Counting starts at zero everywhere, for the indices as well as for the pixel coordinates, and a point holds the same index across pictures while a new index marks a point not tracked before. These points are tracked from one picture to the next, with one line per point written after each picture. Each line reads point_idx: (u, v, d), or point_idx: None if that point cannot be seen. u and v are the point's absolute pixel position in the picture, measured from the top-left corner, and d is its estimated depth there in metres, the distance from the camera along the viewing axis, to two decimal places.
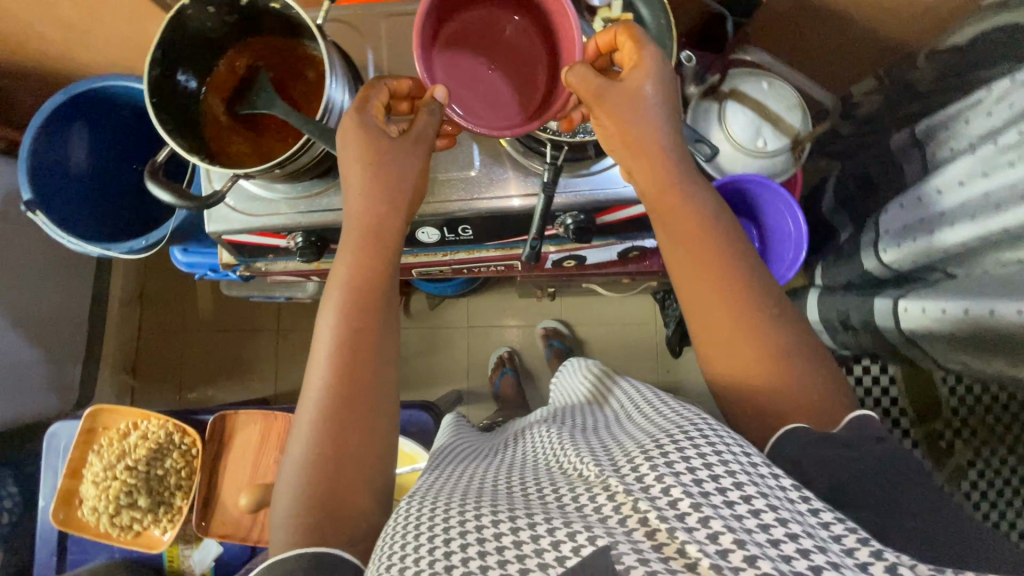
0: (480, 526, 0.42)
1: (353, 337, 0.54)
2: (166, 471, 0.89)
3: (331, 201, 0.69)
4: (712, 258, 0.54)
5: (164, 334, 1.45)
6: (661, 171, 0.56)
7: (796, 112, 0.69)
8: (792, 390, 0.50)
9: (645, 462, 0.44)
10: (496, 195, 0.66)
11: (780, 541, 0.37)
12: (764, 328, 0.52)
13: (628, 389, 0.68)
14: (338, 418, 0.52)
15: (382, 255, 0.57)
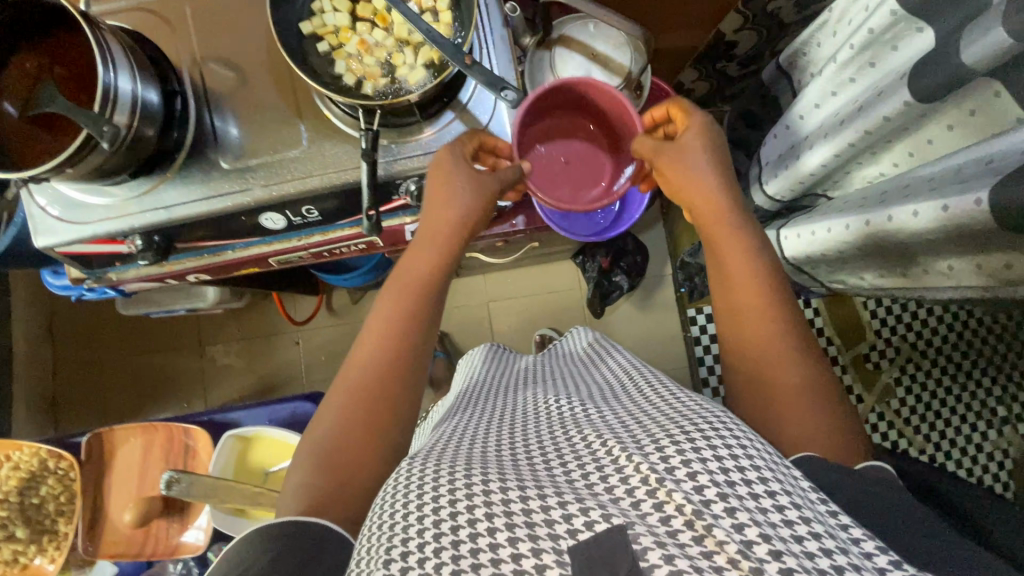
0: (488, 498, 0.39)
1: (398, 343, 0.59)
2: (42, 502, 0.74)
3: (163, 196, 0.66)
4: (749, 273, 0.58)
5: (82, 366, 1.40)
6: (700, 195, 0.62)
7: (625, 50, 0.70)
8: (800, 385, 0.53)
9: (669, 443, 0.40)
10: (330, 171, 0.65)
11: (805, 536, 0.34)
12: (785, 333, 0.56)
13: (619, 365, 0.68)
14: (367, 397, 0.56)
15: (419, 272, 0.62)
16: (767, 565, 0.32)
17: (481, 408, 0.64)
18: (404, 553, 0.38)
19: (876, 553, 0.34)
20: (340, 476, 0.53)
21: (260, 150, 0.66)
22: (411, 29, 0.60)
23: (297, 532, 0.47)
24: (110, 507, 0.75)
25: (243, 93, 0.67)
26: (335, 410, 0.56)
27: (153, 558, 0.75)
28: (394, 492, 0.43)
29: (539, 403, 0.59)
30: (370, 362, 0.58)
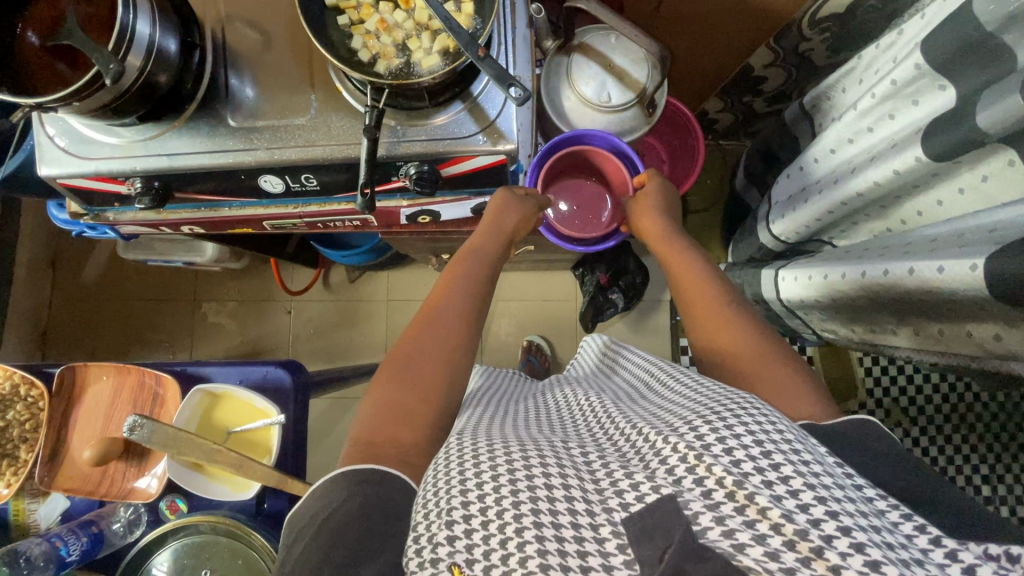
0: (545, 475, 0.42)
1: (454, 330, 0.61)
2: (9, 424, 0.75)
3: (169, 144, 0.67)
4: (703, 293, 0.61)
5: (78, 303, 1.42)
6: (657, 236, 0.69)
7: (643, 65, 0.70)
8: (762, 357, 0.53)
9: (702, 422, 0.42)
10: (334, 143, 0.65)
11: (846, 500, 0.35)
12: (752, 324, 0.57)
13: (640, 361, 0.71)
14: (416, 378, 0.57)
15: (472, 277, 0.67)
16: (809, 529, 0.34)
17: (512, 405, 0.67)
18: (465, 516, 0.40)
19: (906, 522, 0.35)
20: (392, 443, 0.52)
21: (269, 112, 0.67)
22: (430, 14, 0.61)
23: (373, 480, 0.48)
24: (73, 442, 0.76)
25: (262, 56, 0.68)
26: (381, 398, 0.56)
27: (106, 499, 0.74)
28: (443, 462, 0.45)
29: (574, 400, 0.62)
30: (417, 350, 0.59)
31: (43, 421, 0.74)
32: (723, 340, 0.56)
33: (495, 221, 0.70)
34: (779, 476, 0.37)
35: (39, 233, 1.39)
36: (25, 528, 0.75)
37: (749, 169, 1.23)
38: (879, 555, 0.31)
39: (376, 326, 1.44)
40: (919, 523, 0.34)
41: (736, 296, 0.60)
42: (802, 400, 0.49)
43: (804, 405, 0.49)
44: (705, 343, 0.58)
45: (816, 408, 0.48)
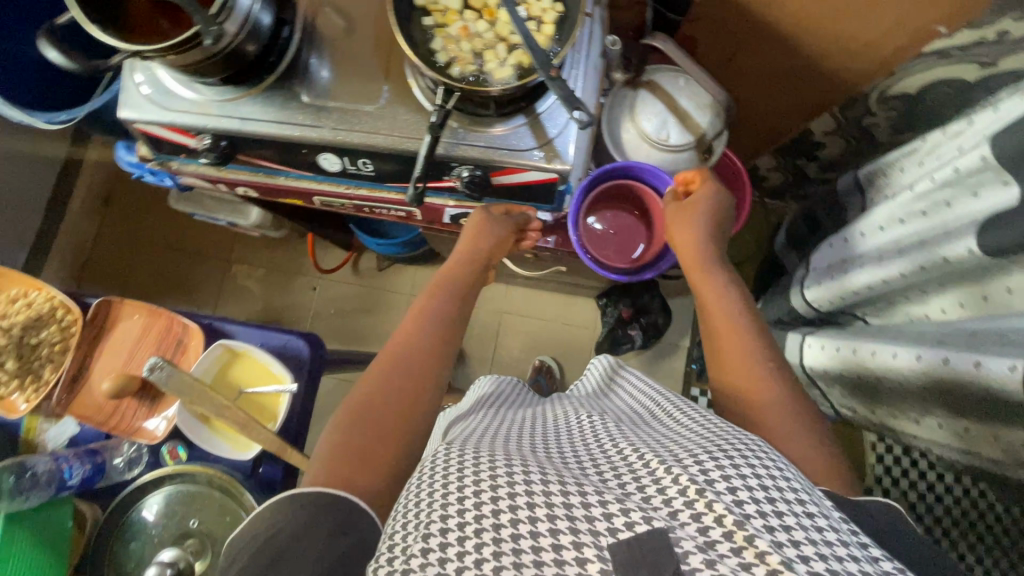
0: (530, 492, 0.41)
1: (427, 352, 0.62)
2: (41, 345, 0.77)
3: (242, 109, 0.70)
4: (730, 323, 0.59)
5: (122, 243, 1.48)
6: (693, 256, 0.65)
7: (706, 112, 0.70)
8: (793, 419, 0.51)
9: (709, 458, 0.41)
10: (397, 134, 0.68)
11: (847, 559, 0.34)
12: (781, 378, 0.55)
13: (638, 390, 0.71)
14: (381, 407, 0.57)
15: (449, 298, 0.67)
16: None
17: (507, 417, 0.67)
18: (442, 531, 0.40)
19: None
20: (360, 473, 0.52)
21: (341, 94, 0.70)
22: (512, 29, 0.63)
23: (328, 507, 0.48)
24: (95, 372, 0.78)
25: (345, 42, 0.71)
26: (348, 428, 0.55)
27: (114, 433, 0.77)
28: (425, 479, 0.45)
29: (573, 416, 0.60)
30: (385, 380, 0.59)
31: (71, 346, 0.77)
32: (756, 391, 0.54)
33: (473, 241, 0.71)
34: (781, 524, 0.36)
35: (99, 171, 1.45)
36: (34, 446, 0.78)
37: (791, 231, 1.22)
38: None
39: (395, 315, 1.45)
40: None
41: (765, 340, 0.58)
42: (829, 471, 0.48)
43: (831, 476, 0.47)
44: (733, 388, 0.56)
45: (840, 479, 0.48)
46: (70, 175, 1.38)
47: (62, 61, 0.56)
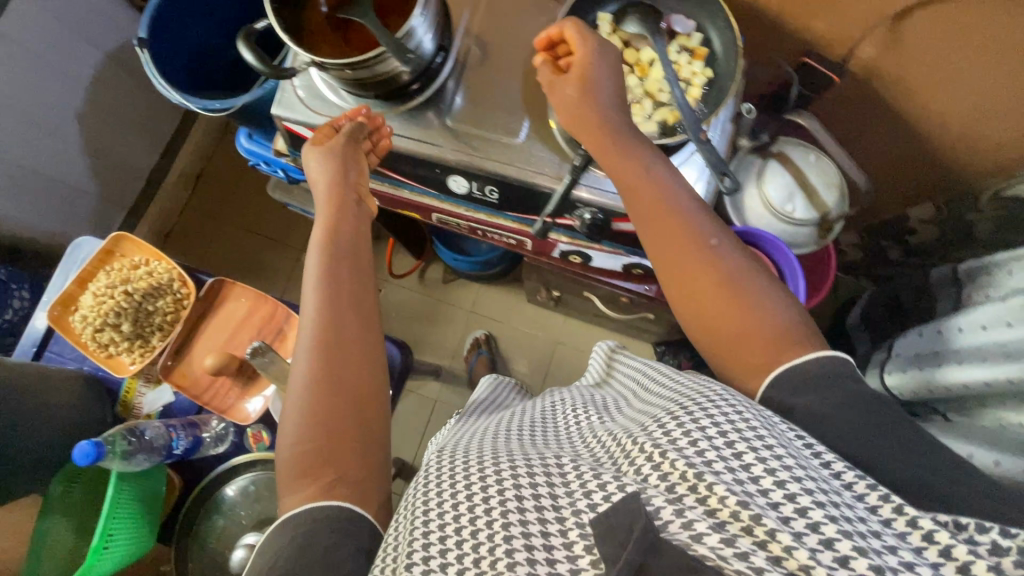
0: (515, 496, 0.43)
1: (334, 317, 0.59)
2: (155, 314, 0.81)
3: (386, 124, 0.75)
4: (687, 240, 0.53)
5: (205, 219, 1.54)
6: (640, 180, 0.57)
7: (834, 191, 0.71)
8: (741, 305, 0.51)
9: (673, 422, 0.44)
10: (529, 168, 0.70)
11: (802, 478, 0.37)
12: (731, 256, 0.53)
13: (632, 368, 0.73)
14: (329, 402, 0.54)
15: (338, 249, 0.63)
16: (763, 514, 0.35)
17: (497, 421, 0.70)
18: (439, 537, 0.42)
19: (874, 494, 0.37)
20: (332, 467, 0.52)
21: (483, 123, 0.73)
22: (664, 88, 0.66)
23: (312, 519, 0.50)
24: (197, 345, 0.82)
25: (491, 73, 0.74)
26: (299, 432, 0.54)
27: (206, 406, 0.80)
28: (423, 490, 0.48)
29: (572, 414, 0.63)
30: (318, 379, 0.55)
31: (181, 318, 0.80)
32: (727, 322, 0.51)
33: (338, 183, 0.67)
34: (749, 475, 0.38)
35: (198, 148, 1.51)
36: (131, 409, 0.82)
37: (867, 310, 1.20)
38: (835, 530, 0.33)
39: (454, 328, 1.49)
40: (891, 502, 0.37)
41: (702, 215, 0.55)
42: (790, 346, 0.48)
43: (797, 353, 0.48)
44: (699, 322, 0.53)
45: (805, 345, 0.48)
46: (174, 149, 1.44)
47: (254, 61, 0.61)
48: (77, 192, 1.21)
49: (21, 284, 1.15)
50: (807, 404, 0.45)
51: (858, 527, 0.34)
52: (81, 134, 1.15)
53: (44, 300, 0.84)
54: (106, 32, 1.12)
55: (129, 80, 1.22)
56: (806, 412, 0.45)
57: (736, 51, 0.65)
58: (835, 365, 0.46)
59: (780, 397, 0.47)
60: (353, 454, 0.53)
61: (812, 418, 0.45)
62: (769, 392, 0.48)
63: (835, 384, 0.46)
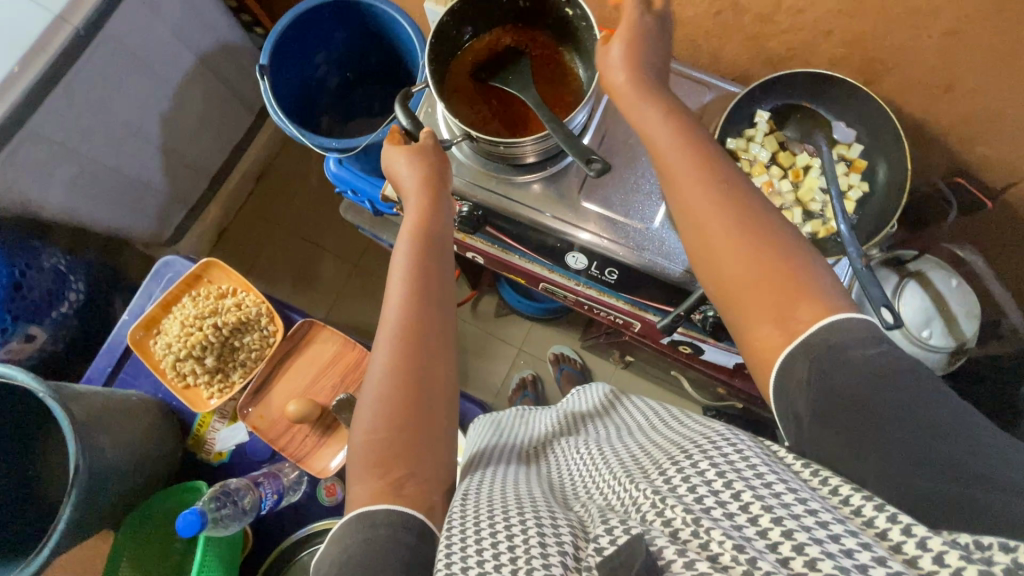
0: (539, 532, 0.37)
1: (423, 317, 0.55)
2: (241, 349, 0.79)
3: (512, 190, 0.71)
4: (726, 196, 0.46)
5: (260, 220, 1.49)
6: (681, 155, 0.49)
7: (972, 321, 0.68)
8: (779, 262, 0.42)
9: (672, 466, 0.39)
10: (661, 257, 0.67)
11: (799, 513, 0.32)
12: (756, 206, 0.45)
13: (635, 408, 0.67)
14: (401, 398, 0.50)
15: (433, 250, 0.59)
16: (759, 557, 0.30)
17: (512, 454, 0.63)
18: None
19: (877, 514, 0.32)
20: (405, 461, 0.48)
21: (615, 203, 0.70)
22: (819, 197, 0.63)
23: (373, 525, 0.44)
24: (277, 386, 0.79)
25: (627, 150, 0.71)
26: (373, 419, 0.50)
27: (282, 452, 0.77)
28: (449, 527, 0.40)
29: (572, 450, 0.57)
30: (398, 372, 0.52)
31: (268, 357, 0.77)
32: (745, 272, 0.43)
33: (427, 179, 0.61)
34: (743, 511, 0.34)
35: (266, 148, 1.48)
36: (203, 443, 0.79)
37: None
38: (833, 567, 0.29)
39: (501, 364, 1.45)
40: (900, 522, 0.31)
41: (734, 174, 0.47)
42: (813, 295, 0.40)
43: (818, 301, 0.40)
44: (716, 276, 0.45)
45: (829, 297, 0.40)
46: (243, 148, 1.40)
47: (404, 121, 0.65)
48: (147, 188, 1.18)
49: (78, 275, 1.12)
50: (845, 386, 0.36)
51: (867, 562, 0.29)
52: (161, 133, 1.12)
53: (124, 320, 0.80)
54: (202, 34, 1.09)
55: (213, 81, 1.19)
56: (834, 384, 0.37)
57: (904, 170, 0.60)
58: (865, 328, 0.38)
59: (801, 374, 0.39)
60: (427, 455, 0.50)
61: (821, 386, 0.37)
62: (793, 363, 0.39)
63: (867, 356, 0.37)
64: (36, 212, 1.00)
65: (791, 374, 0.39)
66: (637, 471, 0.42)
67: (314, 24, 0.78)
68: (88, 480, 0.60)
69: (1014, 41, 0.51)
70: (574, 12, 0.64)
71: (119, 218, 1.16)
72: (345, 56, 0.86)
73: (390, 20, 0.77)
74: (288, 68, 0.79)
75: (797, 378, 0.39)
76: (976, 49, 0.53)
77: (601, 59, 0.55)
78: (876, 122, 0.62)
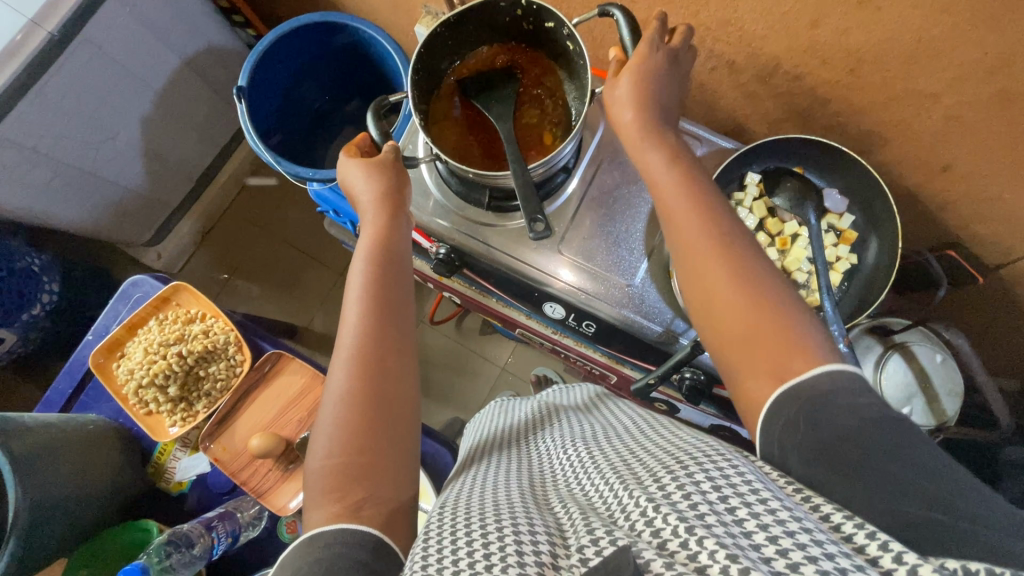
0: (514, 539, 0.34)
1: (385, 332, 0.51)
2: (206, 379, 0.77)
3: (490, 236, 0.68)
4: (725, 244, 0.45)
5: (245, 222, 1.46)
6: (680, 187, 0.49)
7: (955, 400, 0.66)
8: (770, 311, 0.41)
9: (667, 474, 0.36)
10: (640, 316, 0.65)
11: (794, 529, 0.29)
12: (754, 259, 0.44)
13: (619, 407, 0.61)
14: (365, 418, 0.47)
15: (398, 270, 0.55)
16: (752, 565, 0.28)
17: (491, 452, 0.59)
18: None
19: (868, 540, 0.29)
20: (364, 482, 0.45)
21: (598, 257, 0.67)
22: (804, 268, 0.61)
23: (323, 545, 0.40)
24: (240, 419, 0.77)
25: (613, 202, 0.69)
26: (332, 440, 0.46)
27: (244, 486, 0.75)
28: (423, 542, 0.37)
29: (552, 447, 0.54)
30: (365, 394, 0.48)
31: (234, 388, 0.75)
32: (735, 321, 0.42)
33: (388, 191, 0.58)
34: (739, 527, 0.31)
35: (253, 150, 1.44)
36: (163, 471, 0.77)
37: None
38: None
39: (482, 383, 1.43)
40: (887, 546, 0.28)
41: (726, 226, 0.46)
42: (803, 350, 0.38)
43: (807, 356, 0.38)
44: (709, 323, 0.44)
45: (818, 352, 0.38)
46: (229, 150, 1.37)
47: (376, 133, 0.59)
48: (127, 190, 1.14)
49: (54, 276, 1.09)
50: (839, 425, 0.34)
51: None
52: (143, 136, 1.09)
53: (88, 340, 0.78)
54: (188, 38, 1.05)
55: (199, 85, 1.15)
56: (824, 436, 0.34)
57: (894, 250, 0.58)
58: (847, 378, 0.36)
59: (785, 419, 0.37)
60: (386, 470, 0.46)
61: (810, 432, 0.35)
62: (781, 406, 0.37)
63: (853, 404, 0.35)
64: (8, 215, 0.97)
65: (775, 416, 0.37)
66: (624, 480, 0.39)
67: (293, 44, 0.75)
68: (31, 526, 0.57)
69: (1013, 133, 0.49)
70: (574, 48, 0.57)
71: (97, 222, 1.13)
72: (323, 74, 0.83)
73: (370, 40, 0.74)
74: (264, 88, 0.76)
75: (779, 424, 0.37)
76: (975, 135, 0.51)
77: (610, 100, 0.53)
78: (871, 195, 0.59)
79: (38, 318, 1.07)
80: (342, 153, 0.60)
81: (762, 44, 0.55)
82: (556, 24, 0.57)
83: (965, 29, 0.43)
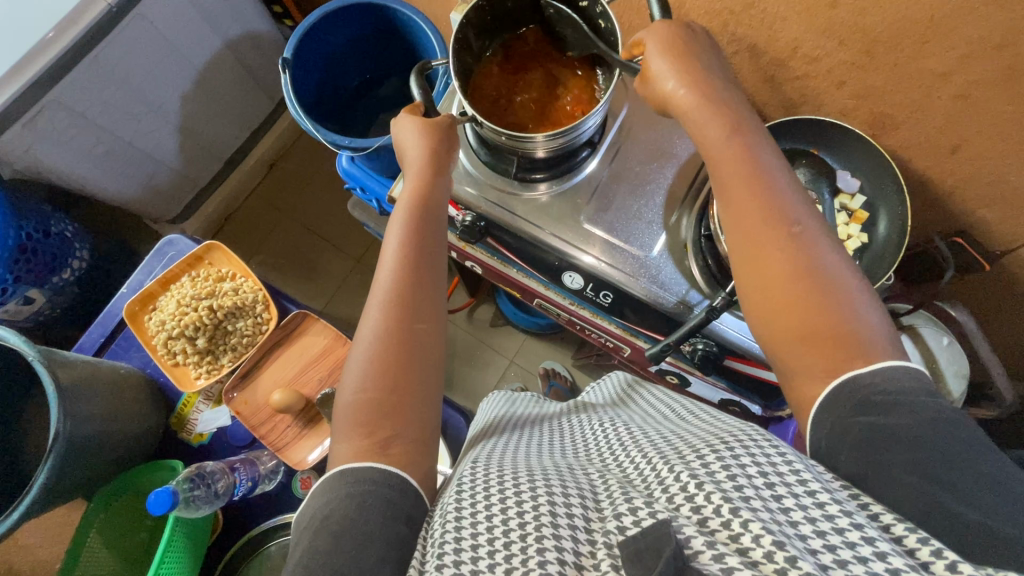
0: (553, 509, 0.34)
1: (419, 298, 0.48)
2: (233, 333, 0.80)
3: (517, 206, 0.72)
4: (768, 212, 0.43)
5: (269, 207, 1.50)
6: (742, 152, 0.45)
7: (961, 381, 0.67)
8: (813, 288, 0.40)
9: (710, 451, 0.36)
10: (657, 286, 0.67)
11: (844, 528, 0.30)
12: (808, 242, 0.42)
13: (659, 399, 0.59)
14: (399, 386, 0.44)
15: (438, 235, 0.53)
16: (800, 555, 0.28)
17: (522, 431, 0.57)
18: (473, 561, 0.32)
19: (919, 545, 0.29)
20: (395, 420, 0.43)
21: (621, 228, 0.70)
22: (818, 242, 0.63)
23: (357, 482, 0.39)
24: (264, 374, 0.79)
25: (635, 177, 0.72)
26: (365, 376, 0.45)
27: (261, 439, 0.77)
28: (457, 504, 0.37)
29: (585, 426, 0.54)
30: (396, 361, 0.45)
31: (260, 344, 0.78)
32: (806, 322, 0.40)
33: (432, 154, 0.56)
34: (785, 517, 0.31)
35: (282, 137, 1.49)
36: (185, 422, 0.81)
37: None
38: None
39: (491, 374, 1.45)
40: (929, 546, 0.29)
41: (789, 189, 0.44)
42: (866, 352, 0.38)
43: (870, 354, 0.38)
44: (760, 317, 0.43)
45: (876, 346, 0.39)
46: (259, 135, 1.42)
47: (418, 96, 0.60)
48: (160, 163, 1.18)
49: (84, 244, 1.11)
50: (884, 420, 0.35)
51: None
52: (180, 109, 1.13)
53: (122, 293, 0.82)
54: (233, 21, 1.12)
55: (237, 67, 1.21)
56: (861, 428, 0.36)
57: (905, 227, 0.59)
58: (903, 376, 0.37)
59: (836, 418, 0.37)
60: (415, 412, 0.44)
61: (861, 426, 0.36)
62: (833, 404, 0.38)
63: (913, 406, 0.35)
64: (49, 178, 1.00)
65: (829, 413, 0.38)
66: (665, 453, 0.39)
67: (335, 19, 0.79)
68: (65, 451, 0.59)
69: (1018, 111, 0.52)
70: (606, 24, 0.60)
71: (131, 192, 1.18)
72: (359, 52, 0.88)
73: (405, 19, 0.79)
74: (305, 58, 0.80)
75: (830, 422, 0.38)
76: (979, 114, 0.55)
77: (654, 87, 0.50)
78: (879, 174, 0.62)
79: (69, 283, 1.10)
80: (401, 111, 0.59)
81: (781, 27, 0.60)
82: (590, 3, 0.60)
83: (967, 6, 0.47)
